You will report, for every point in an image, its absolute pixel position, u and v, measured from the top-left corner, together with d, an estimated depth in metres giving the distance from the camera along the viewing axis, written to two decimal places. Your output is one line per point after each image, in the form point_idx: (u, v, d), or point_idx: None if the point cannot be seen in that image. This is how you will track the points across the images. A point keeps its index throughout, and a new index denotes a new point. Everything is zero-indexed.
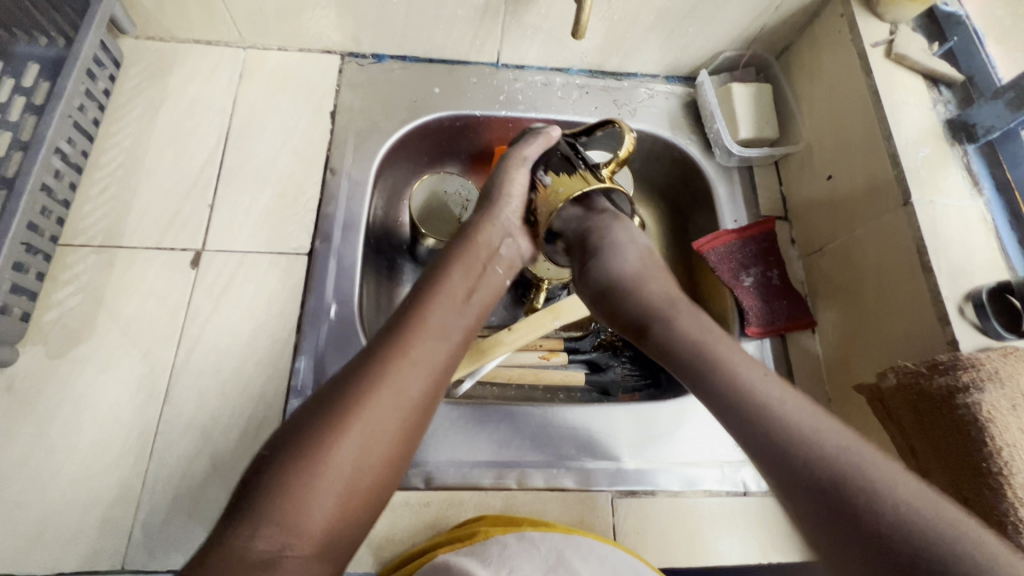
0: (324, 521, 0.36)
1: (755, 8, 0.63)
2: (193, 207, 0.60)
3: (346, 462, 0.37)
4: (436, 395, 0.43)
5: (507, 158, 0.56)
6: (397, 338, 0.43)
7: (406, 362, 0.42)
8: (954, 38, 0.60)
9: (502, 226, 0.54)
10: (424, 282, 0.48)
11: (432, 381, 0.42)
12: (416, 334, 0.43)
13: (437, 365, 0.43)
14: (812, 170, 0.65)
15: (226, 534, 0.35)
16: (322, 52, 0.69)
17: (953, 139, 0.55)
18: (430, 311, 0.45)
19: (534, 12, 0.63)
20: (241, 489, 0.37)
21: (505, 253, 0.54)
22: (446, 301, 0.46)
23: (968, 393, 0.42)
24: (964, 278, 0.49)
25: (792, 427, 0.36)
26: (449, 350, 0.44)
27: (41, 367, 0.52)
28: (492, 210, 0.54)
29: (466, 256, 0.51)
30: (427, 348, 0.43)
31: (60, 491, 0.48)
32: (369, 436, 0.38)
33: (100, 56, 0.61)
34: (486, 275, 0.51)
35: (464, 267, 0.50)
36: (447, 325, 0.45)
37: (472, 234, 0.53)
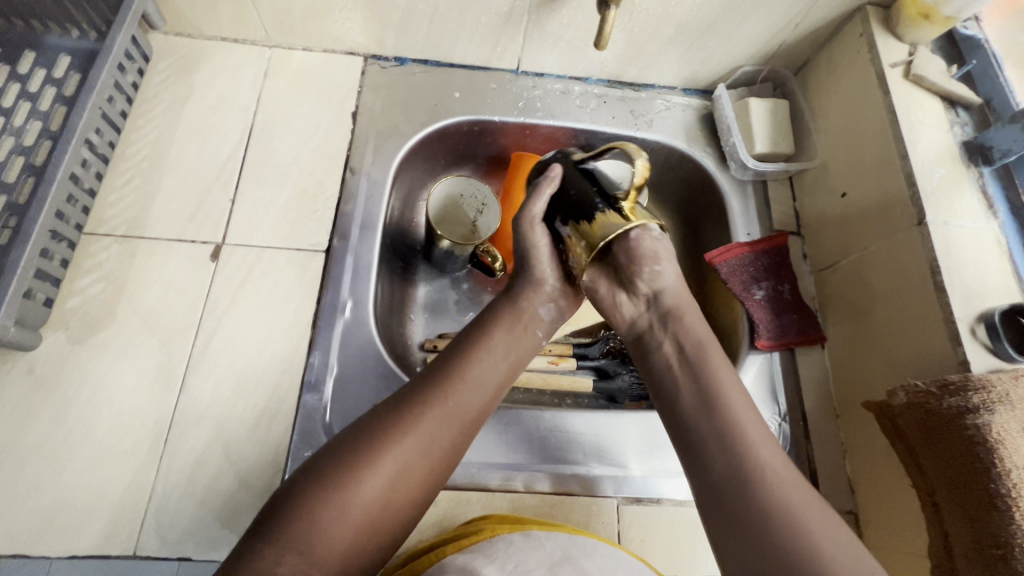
0: (341, 558, 0.37)
1: (774, 25, 0.64)
2: (215, 201, 0.61)
3: (372, 499, 0.39)
4: (463, 445, 0.44)
5: (520, 218, 0.54)
6: (436, 385, 0.44)
7: (441, 411, 0.43)
8: (973, 60, 0.61)
9: (543, 291, 0.53)
10: (468, 334, 0.50)
11: (463, 431, 0.44)
12: (455, 384, 0.45)
13: (471, 416, 0.44)
14: (826, 187, 0.65)
15: (248, 552, 0.36)
16: (345, 53, 0.70)
17: (969, 160, 0.56)
18: (471, 361, 0.47)
19: (556, 21, 0.64)
20: (264, 508, 0.38)
21: (546, 314, 0.53)
22: (488, 350, 0.48)
23: (978, 415, 0.43)
24: (976, 299, 0.49)
25: (775, 479, 0.38)
26: (482, 402, 0.46)
27: (61, 352, 0.53)
28: (532, 272, 0.53)
29: (511, 310, 0.52)
30: (465, 399, 0.44)
31: (76, 475, 0.49)
32: (396, 482, 0.40)
33: (131, 50, 0.62)
34: (526, 328, 0.52)
35: (509, 319, 0.51)
36: (483, 377, 0.46)
37: (519, 287, 0.53)
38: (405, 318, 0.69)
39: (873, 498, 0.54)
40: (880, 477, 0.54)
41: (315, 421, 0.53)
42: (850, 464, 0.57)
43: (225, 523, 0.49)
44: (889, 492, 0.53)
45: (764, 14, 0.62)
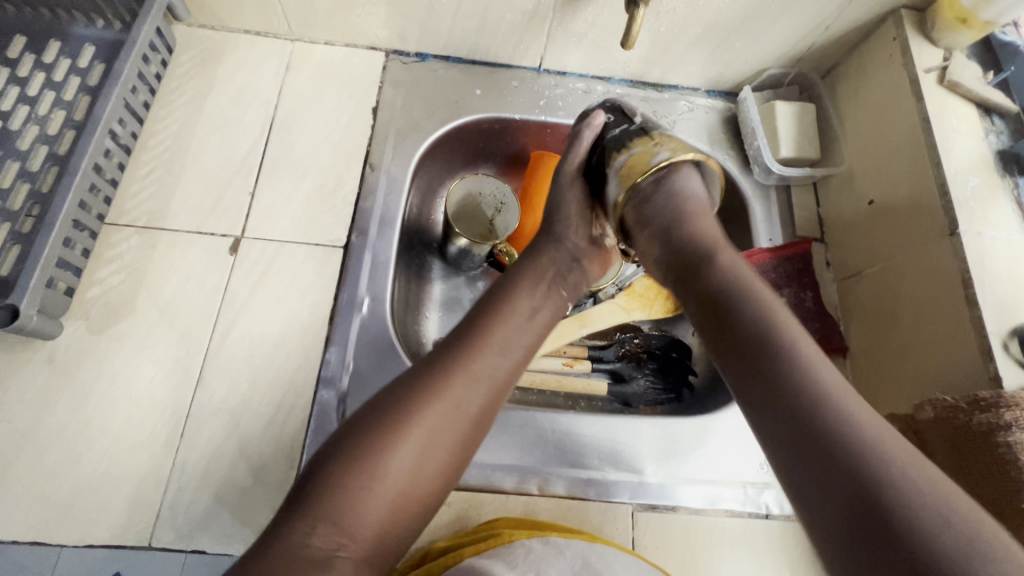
0: (375, 525, 0.37)
1: (804, 27, 0.63)
2: (234, 194, 0.61)
3: (402, 469, 0.38)
4: (495, 409, 0.43)
5: (560, 174, 0.57)
6: (459, 352, 0.43)
7: (468, 376, 0.42)
8: (1011, 67, 0.59)
9: (567, 251, 0.55)
10: (492, 297, 0.49)
11: (492, 396, 0.43)
12: (478, 348, 0.44)
13: (498, 380, 0.44)
14: (852, 193, 0.64)
15: (285, 524, 0.36)
16: (367, 48, 0.69)
17: (1004, 170, 0.54)
18: (494, 325, 0.46)
19: (582, 20, 0.63)
20: (297, 485, 0.38)
21: (574, 279, 0.54)
22: (511, 317, 0.47)
23: (1010, 433, 0.41)
24: (1010, 313, 0.48)
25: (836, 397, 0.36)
26: (511, 367, 0.45)
27: (81, 341, 0.53)
28: (555, 233, 0.55)
29: (531, 272, 0.51)
30: (488, 363, 0.43)
31: (93, 464, 0.50)
32: (426, 447, 0.39)
33: (155, 42, 0.62)
34: (551, 294, 0.51)
35: (528, 285, 0.50)
36: (509, 342, 0.45)
37: (537, 257, 0.53)
38: (420, 315, 0.68)
39: None
40: None
41: (330, 417, 0.53)
42: None
43: (239, 517, 0.49)
44: None
45: (794, 15, 0.61)
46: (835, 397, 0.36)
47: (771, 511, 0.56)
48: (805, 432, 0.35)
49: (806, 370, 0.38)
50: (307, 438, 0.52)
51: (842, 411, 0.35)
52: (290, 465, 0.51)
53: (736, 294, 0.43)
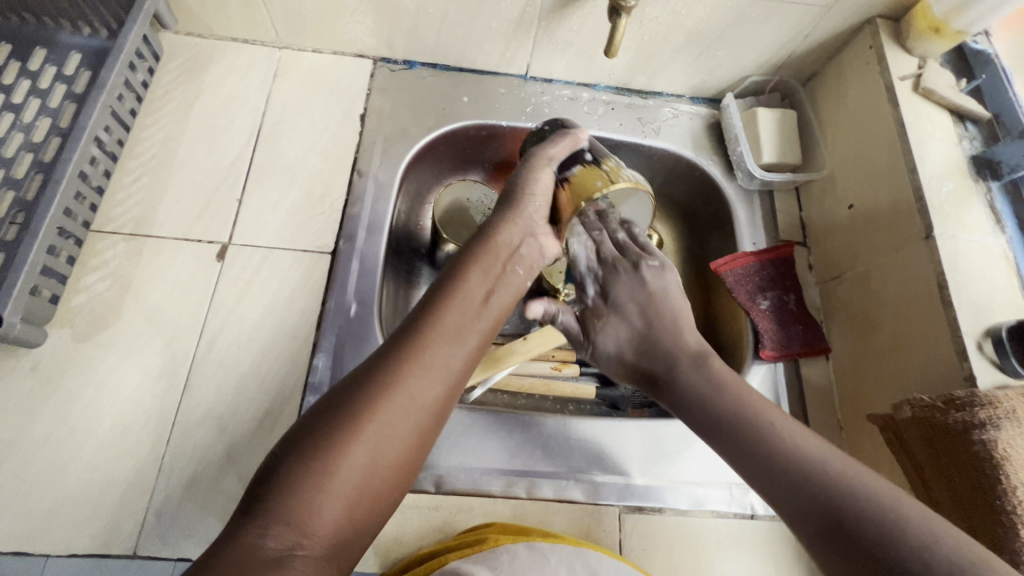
0: (332, 524, 0.32)
1: (783, 35, 0.64)
2: (222, 201, 0.61)
3: (357, 468, 0.34)
4: (453, 399, 0.39)
5: (531, 159, 0.54)
6: (411, 339, 0.40)
7: (424, 364, 0.39)
8: (982, 76, 0.61)
9: (525, 225, 0.51)
10: (438, 284, 0.45)
11: (449, 387, 0.39)
12: (432, 335, 0.40)
13: (454, 369, 0.40)
14: (833, 197, 0.65)
15: (231, 531, 0.31)
16: (355, 55, 0.70)
17: (977, 174, 0.56)
18: (446, 309, 0.42)
19: (566, 28, 0.64)
20: (249, 489, 0.33)
21: (533, 262, 0.51)
22: (462, 299, 0.44)
23: (984, 431, 0.43)
24: (984, 314, 0.49)
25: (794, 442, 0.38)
26: (466, 352, 0.41)
27: (65, 349, 0.53)
28: (514, 207, 0.52)
29: (482, 258, 0.48)
30: (443, 350, 0.40)
31: (77, 473, 0.49)
32: (382, 440, 0.35)
33: (142, 49, 0.62)
34: (507, 277, 0.48)
35: (482, 266, 0.47)
36: (462, 324, 0.42)
37: (492, 236, 0.49)
38: None
39: None
40: None
41: None
42: None
43: (225, 524, 0.49)
44: None
45: (774, 24, 0.62)
46: (782, 433, 0.39)
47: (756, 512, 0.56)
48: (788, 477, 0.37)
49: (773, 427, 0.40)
50: None
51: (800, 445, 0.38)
52: None
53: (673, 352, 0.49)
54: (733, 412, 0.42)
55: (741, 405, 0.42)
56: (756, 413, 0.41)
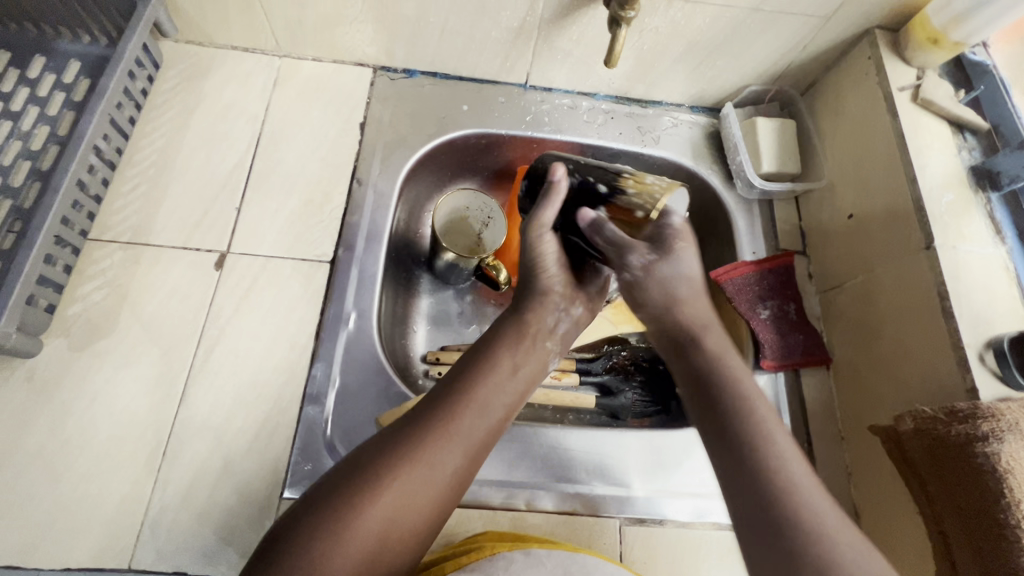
0: None
1: (783, 46, 0.64)
2: (220, 209, 0.61)
3: (374, 529, 0.37)
4: (471, 473, 0.41)
5: (526, 227, 0.52)
6: (437, 412, 0.42)
7: (444, 438, 0.41)
8: (981, 86, 0.61)
9: (556, 303, 0.51)
10: (472, 353, 0.47)
11: (467, 461, 0.41)
12: (458, 408, 0.42)
13: (476, 443, 0.42)
14: (832, 207, 0.65)
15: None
16: (355, 64, 0.70)
17: (977, 185, 0.56)
18: (476, 383, 0.44)
19: (566, 37, 0.64)
20: (269, 535, 0.37)
21: (563, 330, 0.51)
22: (492, 372, 0.45)
23: (987, 443, 0.42)
24: (985, 325, 0.49)
25: (784, 474, 0.37)
26: (489, 427, 0.43)
27: (61, 359, 0.53)
28: (545, 275, 0.51)
29: (513, 328, 0.49)
30: (468, 423, 0.42)
31: (72, 485, 0.49)
32: (398, 509, 0.38)
33: (141, 58, 0.62)
34: (537, 347, 0.49)
35: (514, 334, 0.48)
36: (490, 398, 0.44)
37: (529, 304, 0.50)
38: (408, 330, 0.68)
39: (880, 523, 0.54)
40: (886, 502, 0.53)
41: (315, 434, 0.53)
42: (856, 486, 0.57)
43: (222, 537, 0.48)
44: (897, 517, 0.52)
45: (773, 34, 0.62)
46: (806, 493, 0.37)
47: None
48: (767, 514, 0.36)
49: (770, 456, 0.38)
50: (292, 454, 0.52)
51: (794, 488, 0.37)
52: (273, 482, 0.51)
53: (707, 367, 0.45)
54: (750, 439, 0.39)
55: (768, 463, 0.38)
56: (779, 463, 0.38)
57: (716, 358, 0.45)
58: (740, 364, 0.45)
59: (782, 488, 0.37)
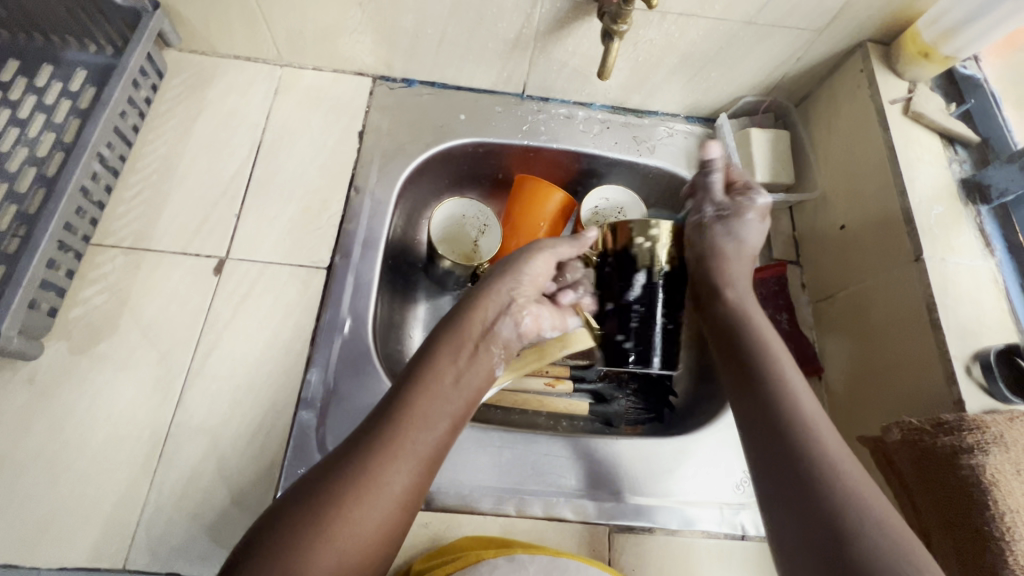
0: None
1: (776, 58, 0.65)
2: (220, 216, 0.62)
3: (335, 553, 0.37)
4: (423, 487, 0.42)
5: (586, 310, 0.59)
6: (380, 435, 0.42)
7: (392, 458, 0.41)
8: (971, 99, 0.61)
9: (501, 303, 0.51)
10: (412, 367, 0.47)
11: (418, 476, 0.41)
12: (402, 427, 0.42)
13: (423, 457, 0.42)
14: (825, 217, 0.66)
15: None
16: (354, 73, 0.71)
17: (967, 199, 0.56)
18: (416, 400, 0.44)
19: (562, 49, 0.65)
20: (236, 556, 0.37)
21: (508, 339, 0.51)
22: (434, 386, 0.45)
23: (972, 455, 0.43)
24: (973, 337, 0.49)
25: (806, 419, 0.41)
26: (436, 439, 0.43)
27: (61, 362, 0.54)
28: (485, 286, 0.52)
29: (453, 339, 0.48)
30: (414, 440, 0.42)
31: (70, 486, 0.50)
32: (355, 531, 0.38)
33: (145, 67, 0.64)
34: (478, 358, 0.48)
35: (454, 346, 0.48)
36: (433, 413, 0.44)
37: (467, 314, 0.50)
38: (404, 336, 0.69)
39: None
40: None
41: (309, 438, 0.54)
42: None
43: (216, 538, 0.49)
44: None
45: (766, 47, 0.63)
46: (817, 432, 0.40)
47: (746, 532, 0.56)
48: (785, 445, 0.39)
49: (795, 405, 0.42)
50: (286, 458, 0.53)
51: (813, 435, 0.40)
52: (266, 485, 0.51)
53: (756, 357, 0.46)
54: (791, 421, 0.41)
55: (788, 407, 0.41)
56: (799, 413, 0.41)
57: (763, 347, 0.47)
58: (783, 351, 0.47)
59: (802, 434, 0.40)
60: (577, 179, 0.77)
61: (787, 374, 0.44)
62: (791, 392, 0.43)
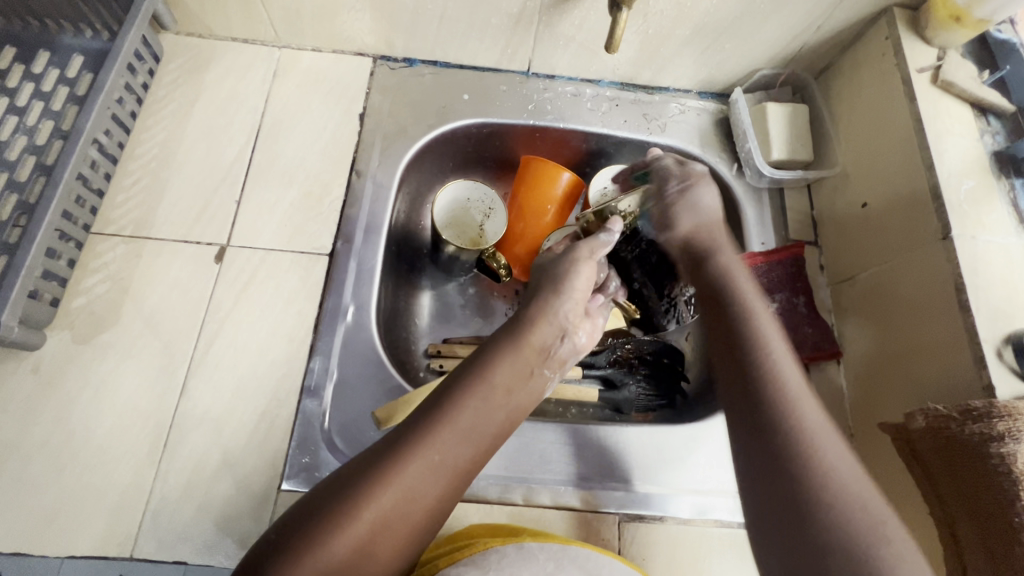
0: None
1: (794, 27, 0.62)
2: (221, 202, 0.61)
3: (356, 543, 0.36)
4: (451, 501, 0.41)
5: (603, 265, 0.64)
6: (420, 434, 0.41)
7: (426, 463, 0.40)
8: (1006, 66, 0.58)
9: (559, 324, 0.52)
10: (461, 374, 0.46)
11: (448, 485, 0.41)
12: (440, 433, 0.41)
13: (456, 471, 0.41)
14: (846, 195, 0.63)
15: None
16: (355, 53, 0.69)
17: (1000, 172, 0.53)
18: (462, 408, 0.43)
19: (568, 23, 0.62)
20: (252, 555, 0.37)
21: (563, 352, 0.52)
22: (482, 397, 0.44)
23: (1002, 443, 0.41)
24: (1005, 320, 0.46)
25: (797, 403, 0.39)
26: (471, 455, 0.42)
27: (65, 351, 0.54)
28: (550, 301, 0.52)
29: (511, 356, 0.48)
30: (450, 449, 0.41)
31: (76, 475, 0.50)
32: (378, 528, 0.37)
33: (140, 50, 0.62)
34: (531, 379, 0.48)
35: (510, 362, 0.47)
36: (474, 427, 0.43)
37: (526, 331, 0.50)
38: (410, 322, 0.68)
39: None
40: (894, 502, 0.51)
41: (313, 428, 0.53)
42: None
43: (221, 527, 0.49)
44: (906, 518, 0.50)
45: (784, 15, 0.60)
46: (805, 423, 0.38)
47: None
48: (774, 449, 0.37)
49: (778, 389, 0.40)
50: (290, 448, 0.52)
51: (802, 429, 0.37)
52: (271, 474, 0.51)
53: (741, 315, 0.45)
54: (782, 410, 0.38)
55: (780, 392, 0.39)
56: (784, 396, 0.39)
57: (751, 315, 0.45)
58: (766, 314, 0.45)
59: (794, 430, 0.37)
60: (585, 160, 0.74)
61: (768, 339, 0.43)
62: (771, 362, 0.41)
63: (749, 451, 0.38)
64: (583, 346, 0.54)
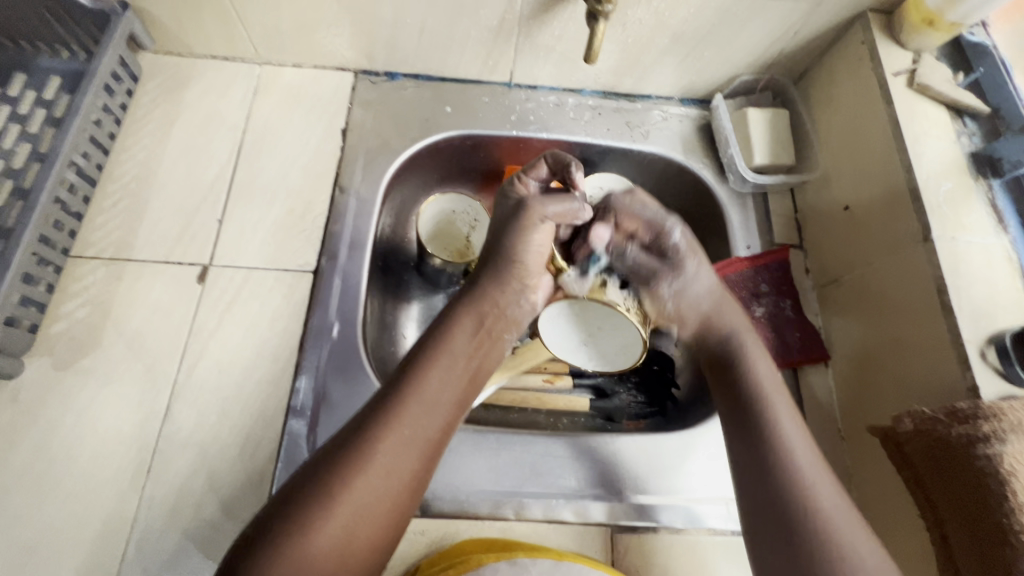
0: None
1: (772, 33, 0.62)
2: (202, 221, 0.61)
3: (335, 536, 0.37)
4: (427, 471, 0.42)
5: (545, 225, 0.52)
6: (384, 415, 0.41)
7: (395, 439, 0.40)
8: (979, 68, 0.58)
9: (523, 285, 0.52)
10: (422, 348, 0.46)
11: (421, 459, 0.41)
12: (405, 406, 0.42)
13: (428, 442, 0.42)
14: (828, 198, 0.63)
15: None
16: (335, 69, 0.69)
17: (977, 173, 0.54)
18: (425, 380, 0.44)
19: (548, 33, 0.62)
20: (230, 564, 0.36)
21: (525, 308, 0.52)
22: (443, 367, 0.45)
23: (989, 445, 0.41)
24: (987, 320, 0.47)
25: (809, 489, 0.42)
26: (440, 425, 0.43)
27: (43, 378, 0.53)
28: (507, 263, 0.51)
29: (473, 316, 0.49)
30: (416, 421, 0.42)
31: (58, 503, 0.49)
32: (359, 515, 0.38)
33: (118, 71, 0.62)
34: (489, 343, 0.49)
35: (468, 329, 0.48)
36: (437, 397, 0.43)
37: (487, 294, 0.50)
38: (397, 336, 0.67)
39: (879, 529, 0.52)
40: (885, 502, 0.51)
41: (300, 448, 0.52)
42: (857, 488, 0.55)
43: (207, 552, 0.48)
44: (900, 517, 0.50)
45: (761, 22, 0.60)
46: (809, 484, 0.42)
47: None
48: (777, 514, 0.42)
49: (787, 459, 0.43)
50: (276, 468, 0.51)
51: (816, 508, 0.41)
52: (258, 495, 0.50)
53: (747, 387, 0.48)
54: (795, 484, 0.42)
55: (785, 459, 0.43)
56: (790, 463, 0.43)
57: (757, 383, 0.48)
58: (772, 380, 0.49)
59: (812, 516, 0.41)
60: None
61: (773, 401, 0.47)
62: (778, 433, 0.45)
63: (749, 493, 0.44)
64: (543, 305, 0.54)
